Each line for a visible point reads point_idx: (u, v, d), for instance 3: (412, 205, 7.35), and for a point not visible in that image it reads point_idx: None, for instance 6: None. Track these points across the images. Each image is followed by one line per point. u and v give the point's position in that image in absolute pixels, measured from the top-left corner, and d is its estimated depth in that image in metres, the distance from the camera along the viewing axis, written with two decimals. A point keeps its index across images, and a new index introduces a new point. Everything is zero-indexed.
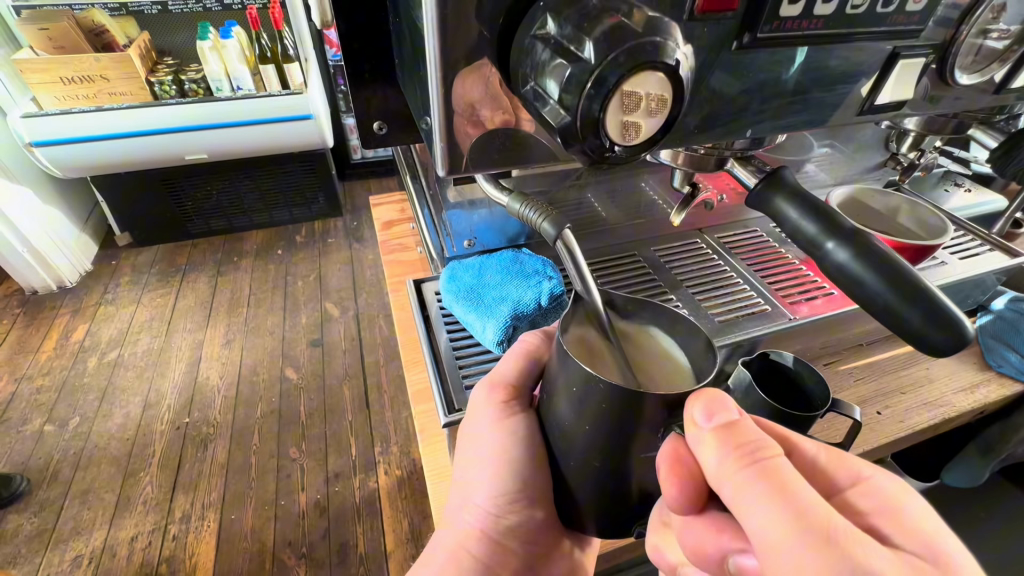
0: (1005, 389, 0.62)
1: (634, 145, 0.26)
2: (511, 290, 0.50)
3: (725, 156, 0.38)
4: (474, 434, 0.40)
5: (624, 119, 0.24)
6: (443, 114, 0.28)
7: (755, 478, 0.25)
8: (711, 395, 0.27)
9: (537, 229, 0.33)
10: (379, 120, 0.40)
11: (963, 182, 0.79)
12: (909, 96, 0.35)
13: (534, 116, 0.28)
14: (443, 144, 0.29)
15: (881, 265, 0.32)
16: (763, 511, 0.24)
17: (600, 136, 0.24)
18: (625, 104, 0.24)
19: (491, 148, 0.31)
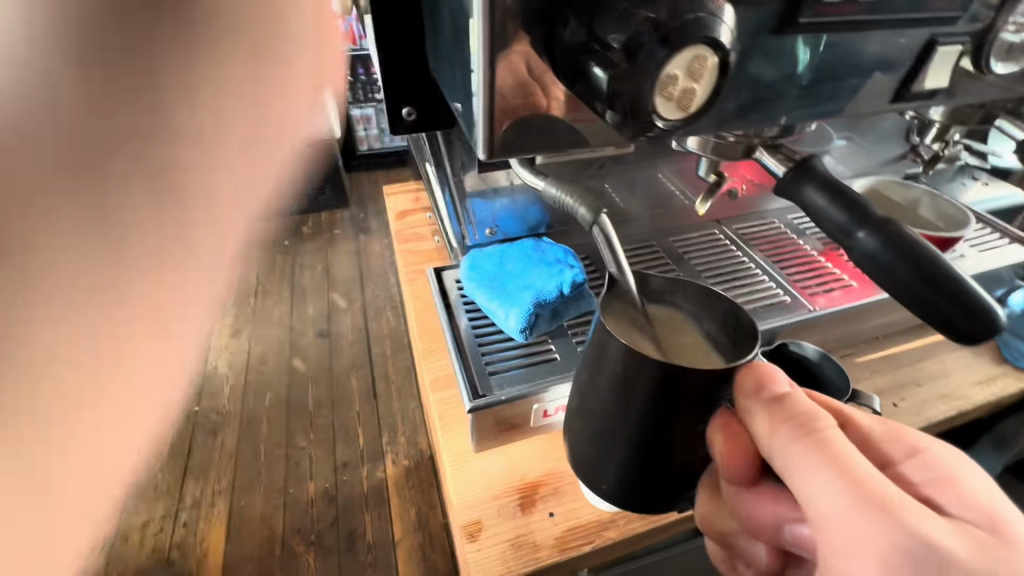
0: (1021, 382, 0.63)
1: (681, 119, 0.26)
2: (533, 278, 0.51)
3: (754, 143, 0.38)
4: None
5: (668, 99, 0.25)
6: (487, 96, 0.28)
7: (807, 450, 0.26)
8: (762, 369, 0.28)
9: (573, 214, 0.37)
10: (409, 106, 0.41)
11: (979, 175, 0.79)
12: (944, 85, 0.35)
13: (577, 92, 0.27)
14: (485, 125, 0.29)
15: (916, 253, 0.32)
16: (816, 478, 0.26)
17: (645, 114, 0.25)
18: (666, 84, 0.25)
19: (534, 132, 0.30)
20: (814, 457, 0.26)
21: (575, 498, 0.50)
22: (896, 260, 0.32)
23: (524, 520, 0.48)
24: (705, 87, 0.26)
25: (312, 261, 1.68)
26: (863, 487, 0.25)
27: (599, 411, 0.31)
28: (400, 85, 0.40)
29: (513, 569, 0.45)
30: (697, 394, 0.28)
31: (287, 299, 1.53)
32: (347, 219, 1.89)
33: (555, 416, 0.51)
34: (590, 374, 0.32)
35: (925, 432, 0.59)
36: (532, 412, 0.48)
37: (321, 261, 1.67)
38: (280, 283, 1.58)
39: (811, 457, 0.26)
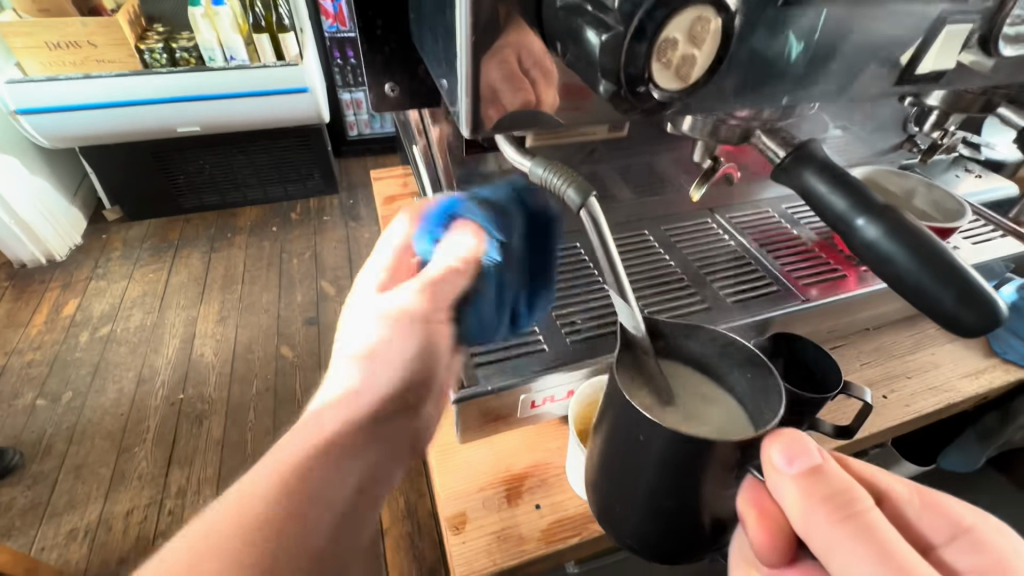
0: (1009, 375, 0.62)
1: (681, 87, 0.25)
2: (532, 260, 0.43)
3: (753, 126, 0.36)
4: None
5: (667, 64, 0.24)
6: (470, 71, 0.27)
7: (849, 537, 0.26)
8: (792, 438, 0.27)
9: (561, 196, 0.34)
10: (391, 82, 0.39)
11: (973, 168, 0.79)
12: (951, 67, 0.33)
13: (569, 61, 0.26)
14: (469, 103, 0.28)
15: (916, 245, 0.31)
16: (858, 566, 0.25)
17: (641, 82, 0.23)
18: (663, 48, 0.23)
19: (517, 104, 0.29)
20: (853, 544, 0.26)
21: (562, 489, 0.49)
22: (893, 248, 0.31)
23: (510, 513, 0.47)
24: (707, 54, 0.24)
25: (300, 249, 1.72)
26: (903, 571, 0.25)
27: (617, 469, 0.31)
28: (387, 62, 0.38)
29: (498, 563, 0.44)
30: (725, 452, 0.27)
31: (275, 286, 1.58)
32: (336, 206, 1.92)
33: (544, 407, 0.50)
34: (608, 436, 0.32)
35: (912, 424, 0.59)
36: (519, 402, 0.47)
37: (309, 248, 1.72)
38: (269, 270, 1.63)
39: (849, 542, 0.26)
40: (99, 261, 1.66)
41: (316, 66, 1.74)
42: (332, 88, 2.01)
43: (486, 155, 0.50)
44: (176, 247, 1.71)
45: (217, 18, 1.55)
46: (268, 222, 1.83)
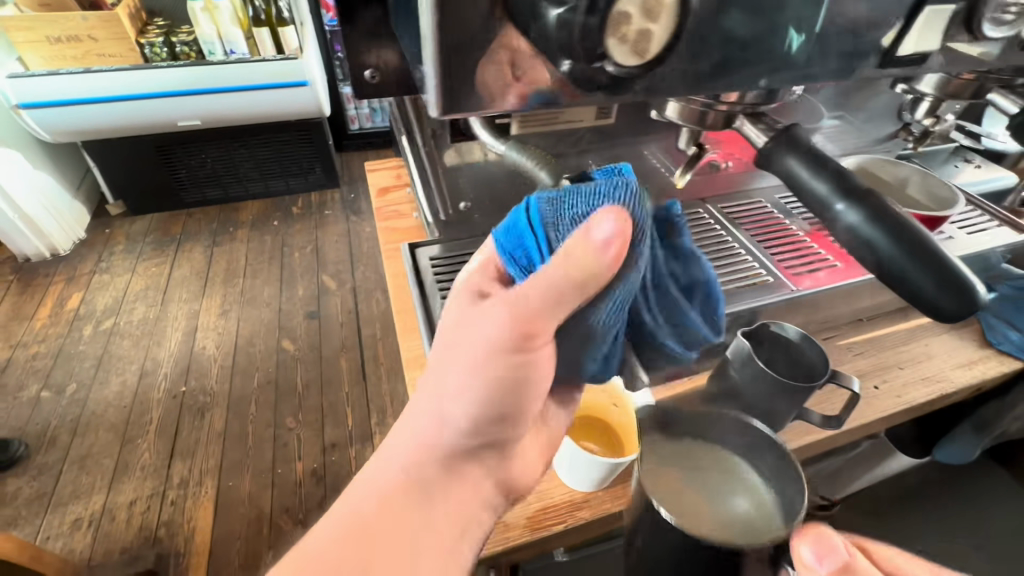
0: (1003, 366, 0.62)
1: (644, 62, 0.25)
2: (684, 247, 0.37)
3: (736, 112, 0.36)
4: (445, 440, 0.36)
5: (625, 37, 0.23)
6: (436, 39, 0.24)
7: None
8: (817, 536, 0.30)
9: (536, 178, 0.37)
10: (371, 68, 0.36)
11: (972, 158, 0.78)
12: (933, 47, 0.32)
13: (542, 33, 0.23)
14: (436, 76, 0.25)
15: (896, 232, 0.31)
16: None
17: (596, 58, 0.24)
18: (617, 24, 0.23)
19: (492, 79, 0.26)
20: None
21: (548, 478, 0.49)
22: (874, 234, 0.31)
23: None
24: (664, 28, 0.24)
25: (301, 242, 1.73)
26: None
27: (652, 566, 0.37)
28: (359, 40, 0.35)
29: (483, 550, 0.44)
30: None
31: (276, 280, 1.59)
32: (337, 200, 1.92)
33: None
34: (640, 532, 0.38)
35: (904, 415, 0.59)
36: None
37: (310, 242, 1.73)
38: (270, 264, 1.64)
39: None
40: (103, 255, 1.67)
41: (315, 59, 1.74)
42: (333, 82, 2.01)
43: (470, 143, 0.51)
44: (178, 241, 1.72)
45: (216, 11, 1.55)
46: (270, 216, 1.83)
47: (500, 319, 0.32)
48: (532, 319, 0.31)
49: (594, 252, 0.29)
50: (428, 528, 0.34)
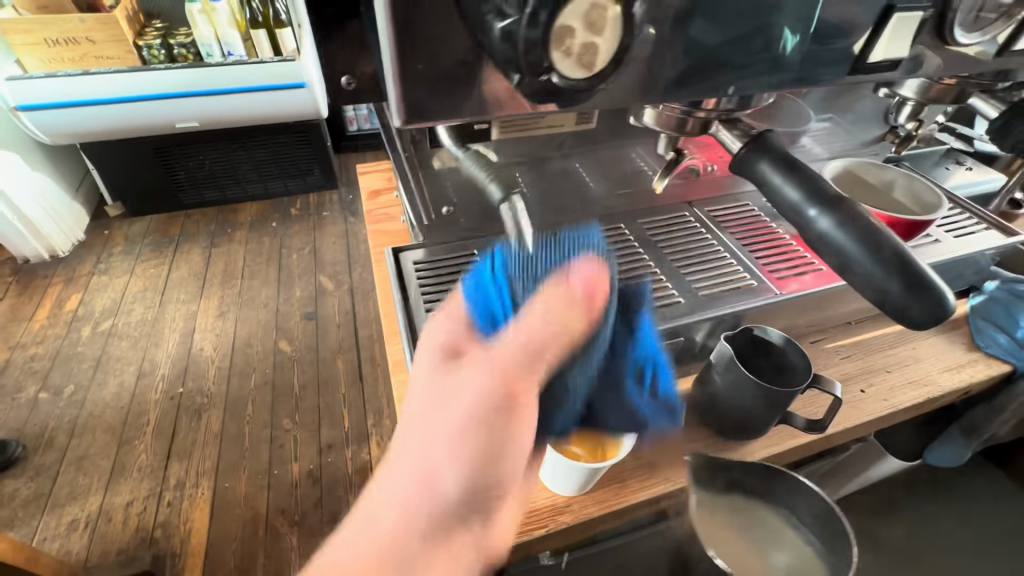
0: (991, 369, 0.62)
1: (592, 74, 0.25)
2: (640, 325, 0.38)
3: (711, 119, 0.36)
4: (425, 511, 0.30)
5: (569, 50, 0.24)
6: (393, 48, 0.25)
7: None
8: None
9: None
10: (347, 74, 0.36)
11: (964, 160, 0.77)
12: (905, 54, 0.32)
13: (490, 45, 0.24)
14: (397, 86, 0.26)
15: (866, 239, 0.31)
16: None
17: (543, 71, 0.24)
18: (561, 38, 0.23)
19: (453, 88, 0.26)
20: None
21: None
22: (844, 240, 0.31)
23: None
24: (609, 41, 0.24)
25: (299, 244, 1.73)
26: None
27: None
28: (332, 43, 0.35)
29: None
30: None
31: (274, 281, 1.59)
32: (335, 202, 1.92)
33: None
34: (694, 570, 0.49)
35: (892, 418, 0.58)
36: None
37: (308, 244, 1.73)
38: (268, 265, 1.64)
39: None
40: (101, 257, 1.68)
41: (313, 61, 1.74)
42: None
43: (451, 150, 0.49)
44: (176, 242, 1.73)
45: (214, 13, 1.55)
46: (267, 218, 1.84)
47: (485, 364, 0.32)
48: (515, 366, 0.32)
49: (575, 299, 0.32)
50: None
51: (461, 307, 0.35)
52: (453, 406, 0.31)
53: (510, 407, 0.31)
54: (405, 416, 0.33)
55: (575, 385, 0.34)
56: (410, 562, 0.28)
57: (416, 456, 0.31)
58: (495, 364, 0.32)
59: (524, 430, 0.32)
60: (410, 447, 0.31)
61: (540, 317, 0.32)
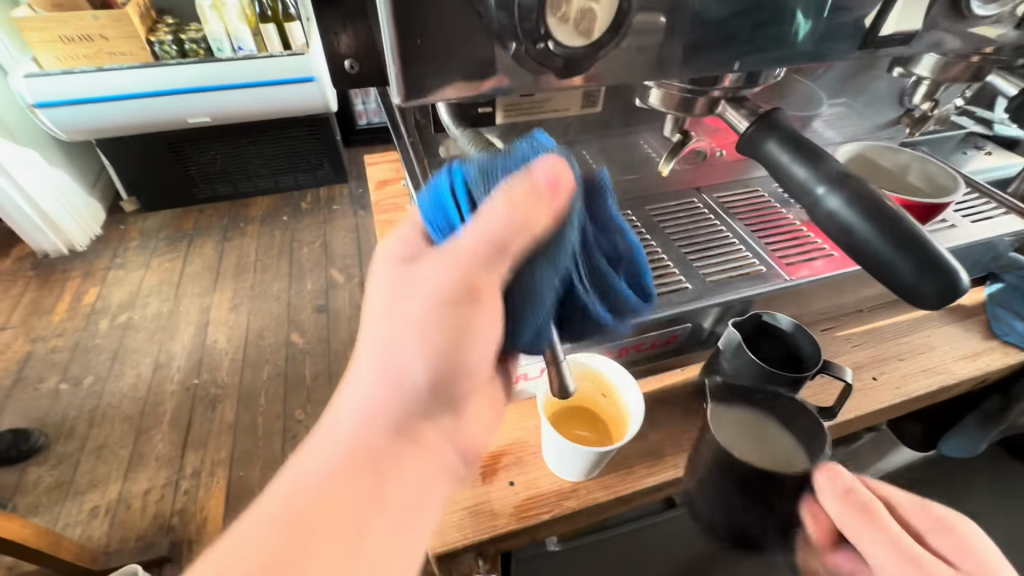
0: (1008, 358, 0.60)
1: (590, 42, 0.25)
2: (612, 216, 0.35)
3: (716, 97, 0.35)
4: (396, 403, 0.30)
5: (565, 17, 0.24)
6: (393, 27, 0.25)
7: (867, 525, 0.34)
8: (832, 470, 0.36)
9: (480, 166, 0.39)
10: (350, 58, 0.36)
11: (983, 144, 0.75)
12: (919, 27, 0.31)
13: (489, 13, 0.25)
14: (397, 65, 0.26)
15: (876, 216, 0.30)
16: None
17: (539, 39, 0.25)
18: (555, 2, 0.23)
19: (454, 67, 0.26)
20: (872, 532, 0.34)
21: (538, 467, 0.49)
22: (853, 218, 0.31)
23: (483, 489, 0.48)
24: (606, 8, 0.24)
25: (310, 237, 1.75)
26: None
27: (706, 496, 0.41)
28: (337, 24, 0.35)
29: (470, 537, 0.45)
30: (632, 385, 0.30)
31: (285, 274, 1.61)
32: (345, 195, 1.94)
33: (521, 384, 0.51)
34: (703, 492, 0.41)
35: (905, 407, 0.57)
36: None
37: (318, 237, 1.75)
38: (280, 258, 1.66)
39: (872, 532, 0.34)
40: (118, 251, 1.71)
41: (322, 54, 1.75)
42: None
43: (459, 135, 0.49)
44: (190, 236, 1.76)
45: (224, 8, 1.56)
46: (279, 212, 1.86)
47: (441, 268, 0.29)
48: (475, 274, 0.29)
49: (537, 199, 0.28)
50: (388, 504, 0.28)
51: (418, 222, 0.33)
52: (409, 310, 0.30)
53: (473, 305, 0.29)
54: (365, 332, 0.31)
55: (542, 282, 0.31)
56: (382, 449, 0.29)
57: (377, 363, 0.30)
58: (453, 266, 0.29)
59: (490, 316, 0.30)
60: (372, 358, 0.30)
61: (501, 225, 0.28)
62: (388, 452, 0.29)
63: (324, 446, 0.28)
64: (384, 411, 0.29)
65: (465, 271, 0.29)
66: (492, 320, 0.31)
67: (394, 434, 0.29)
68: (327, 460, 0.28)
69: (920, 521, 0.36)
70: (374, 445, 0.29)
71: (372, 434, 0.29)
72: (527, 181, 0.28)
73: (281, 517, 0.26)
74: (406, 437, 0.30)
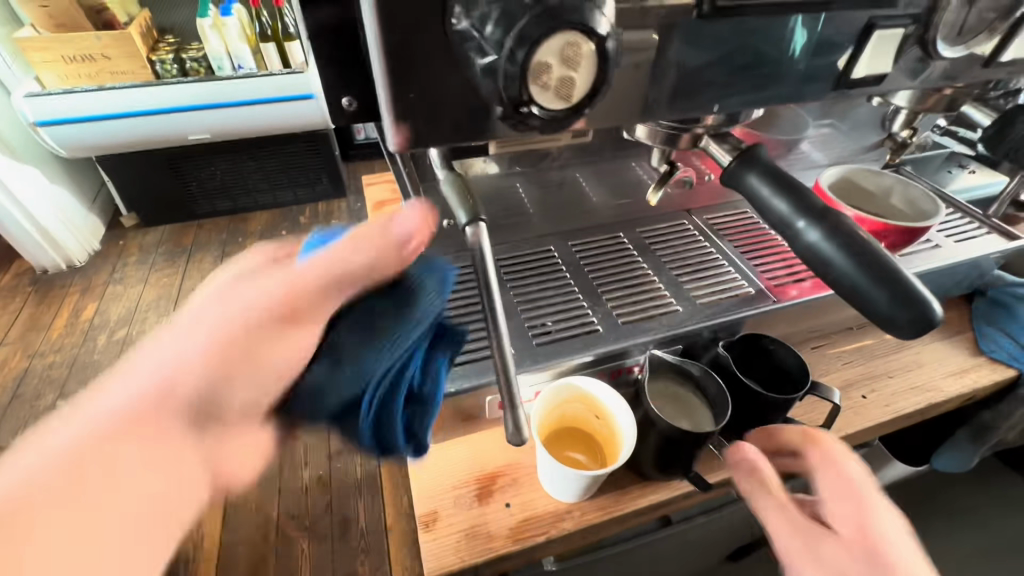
0: (995, 374, 0.62)
1: (569, 106, 0.26)
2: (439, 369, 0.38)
3: (699, 133, 0.36)
4: (171, 378, 0.28)
5: (547, 84, 0.25)
6: (386, 86, 0.26)
7: (757, 490, 0.41)
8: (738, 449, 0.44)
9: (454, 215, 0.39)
10: (348, 95, 0.37)
11: (967, 163, 0.77)
12: (889, 69, 0.33)
13: (475, 78, 0.26)
14: (390, 117, 0.27)
15: (853, 248, 0.32)
16: (826, 558, 0.37)
17: (523, 104, 0.25)
18: (537, 72, 0.24)
19: (445, 119, 0.28)
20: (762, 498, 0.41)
21: (532, 488, 0.50)
22: (831, 251, 0.32)
23: (479, 511, 0.48)
24: (585, 75, 0.25)
25: None
26: (843, 538, 0.37)
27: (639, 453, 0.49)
28: (335, 62, 0.36)
29: (465, 559, 0.45)
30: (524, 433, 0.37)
31: None
32: (343, 210, 1.95)
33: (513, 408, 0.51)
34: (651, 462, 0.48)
35: (894, 424, 0.58)
36: (486, 403, 0.49)
37: None
38: None
39: (764, 500, 0.41)
40: (116, 266, 1.72)
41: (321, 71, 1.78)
42: None
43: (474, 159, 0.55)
44: (189, 252, 1.77)
45: (224, 28, 1.59)
46: (277, 227, 1.87)
47: (283, 279, 0.32)
48: (306, 291, 0.32)
49: (389, 249, 0.34)
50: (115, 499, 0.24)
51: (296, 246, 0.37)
52: (218, 325, 0.30)
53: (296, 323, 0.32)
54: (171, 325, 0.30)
55: (364, 364, 0.33)
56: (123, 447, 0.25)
57: (176, 342, 0.29)
58: (280, 301, 0.32)
59: (299, 332, 0.32)
60: (169, 342, 0.30)
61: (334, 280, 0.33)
62: (137, 434, 0.26)
63: (65, 425, 0.25)
64: (145, 381, 0.27)
65: (302, 279, 0.32)
66: (310, 326, 0.33)
67: (154, 418, 0.26)
68: (37, 464, 0.23)
69: (829, 491, 0.41)
70: (123, 428, 0.25)
71: (122, 406, 0.26)
72: (394, 236, 0.34)
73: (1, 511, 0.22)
74: (166, 437, 0.27)
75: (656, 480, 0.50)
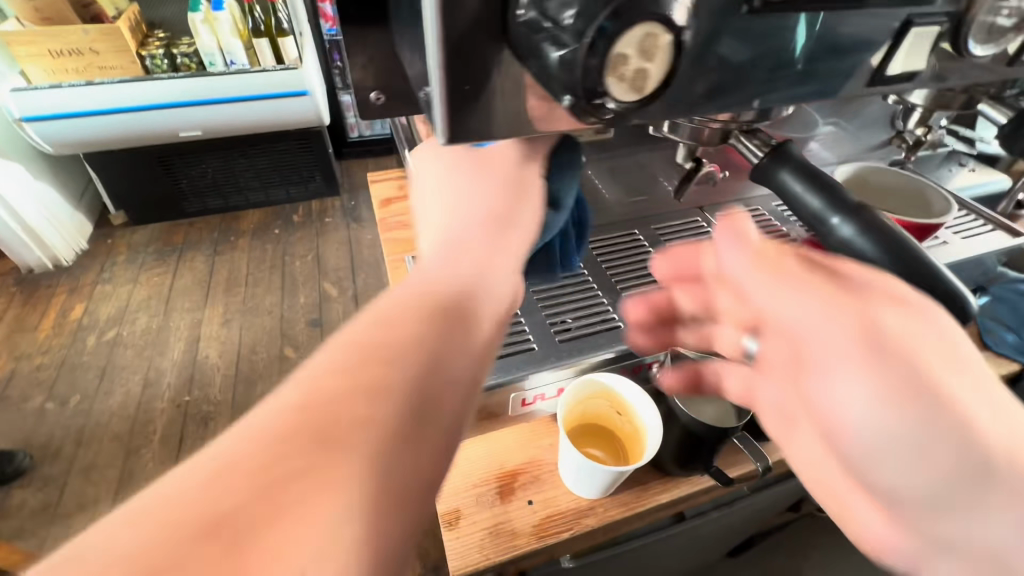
0: (999, 368, 0.63)
1: (639, 98, 0.26)
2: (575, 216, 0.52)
3: (730, 130, 0.36)
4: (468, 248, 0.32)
5: (624, 75, 0.25)
6: (443, 77, 0.25)
7: (768, 270, 0.30)
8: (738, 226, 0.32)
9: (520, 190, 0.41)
10: (376, 90, 0.37)
11: (966, 162, 0.79)
12: (921, 67, 0.33)
13: (542, 70, 0.25)
14: (443, 109, 0.26)
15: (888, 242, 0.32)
16: (892, 334, 0.26)
17: (597, 96, 0.25)
18: (615, 63, 0.24)
19: (499, 111, 0.27)
20: (785, 282, 0.29)
21: (554, 485, 0.50)
22: (867, 246, 0.33)
23: (501, 509, 0.48)
24: (659, 67, 0.25)
25: (302, 250, 1.74)
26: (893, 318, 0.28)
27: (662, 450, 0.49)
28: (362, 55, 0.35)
29: (491, 557, 0.45)
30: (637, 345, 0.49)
31: (278, 288, 1.60)
32: (337, 208, 1.93)
33: (535, 405, 0.51)
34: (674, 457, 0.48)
35: None
36: (510, 400, 0.49)
37: (311, 250, 1.74)
38: (272, 272, 1.65)
39: (787, 287, 0.29)
40: (105, 265, 1.68)
41: (315, 67, 1.76)
42: (332, 90, 2.02)
43: None
44: (180, 251, 1.74)
45: (216, 23, 1.56)
46: (270, 225, 1.85)
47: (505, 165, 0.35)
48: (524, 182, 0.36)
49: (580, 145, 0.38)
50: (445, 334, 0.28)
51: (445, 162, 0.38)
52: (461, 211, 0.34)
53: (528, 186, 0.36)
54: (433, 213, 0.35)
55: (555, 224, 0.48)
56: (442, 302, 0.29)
57: (455, 219, 0.33)
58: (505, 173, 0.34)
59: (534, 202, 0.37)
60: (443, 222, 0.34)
61: (519, 152, 0.34)
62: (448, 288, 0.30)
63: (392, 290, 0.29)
64: (438, 253, 0.32)
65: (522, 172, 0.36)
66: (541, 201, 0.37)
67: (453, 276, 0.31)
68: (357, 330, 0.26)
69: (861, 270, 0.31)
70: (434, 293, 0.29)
71: (436, 268, 0.31)
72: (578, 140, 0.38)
73: (351, 353, 0.25)
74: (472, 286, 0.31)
75: (677, 475, 0.50)
